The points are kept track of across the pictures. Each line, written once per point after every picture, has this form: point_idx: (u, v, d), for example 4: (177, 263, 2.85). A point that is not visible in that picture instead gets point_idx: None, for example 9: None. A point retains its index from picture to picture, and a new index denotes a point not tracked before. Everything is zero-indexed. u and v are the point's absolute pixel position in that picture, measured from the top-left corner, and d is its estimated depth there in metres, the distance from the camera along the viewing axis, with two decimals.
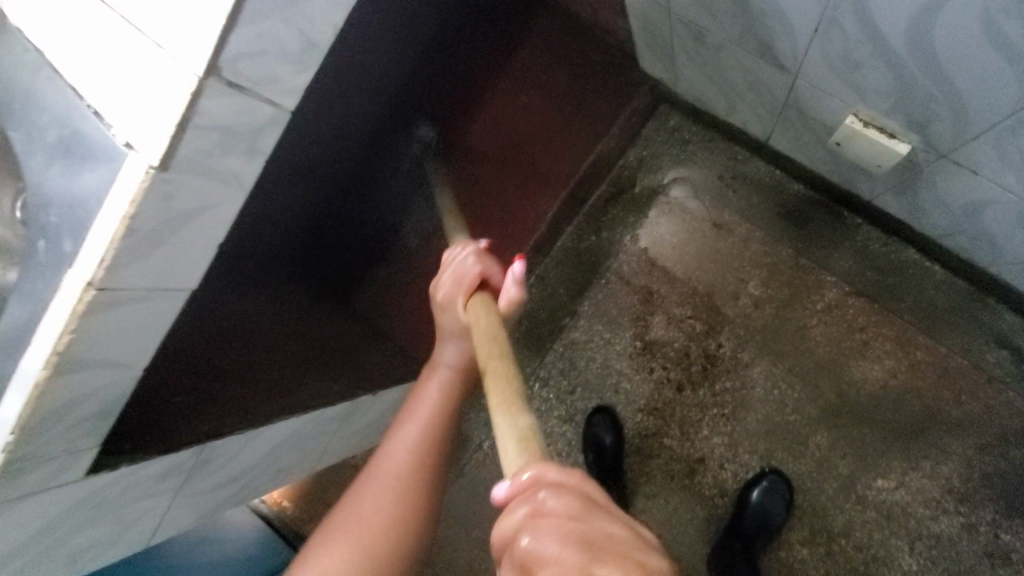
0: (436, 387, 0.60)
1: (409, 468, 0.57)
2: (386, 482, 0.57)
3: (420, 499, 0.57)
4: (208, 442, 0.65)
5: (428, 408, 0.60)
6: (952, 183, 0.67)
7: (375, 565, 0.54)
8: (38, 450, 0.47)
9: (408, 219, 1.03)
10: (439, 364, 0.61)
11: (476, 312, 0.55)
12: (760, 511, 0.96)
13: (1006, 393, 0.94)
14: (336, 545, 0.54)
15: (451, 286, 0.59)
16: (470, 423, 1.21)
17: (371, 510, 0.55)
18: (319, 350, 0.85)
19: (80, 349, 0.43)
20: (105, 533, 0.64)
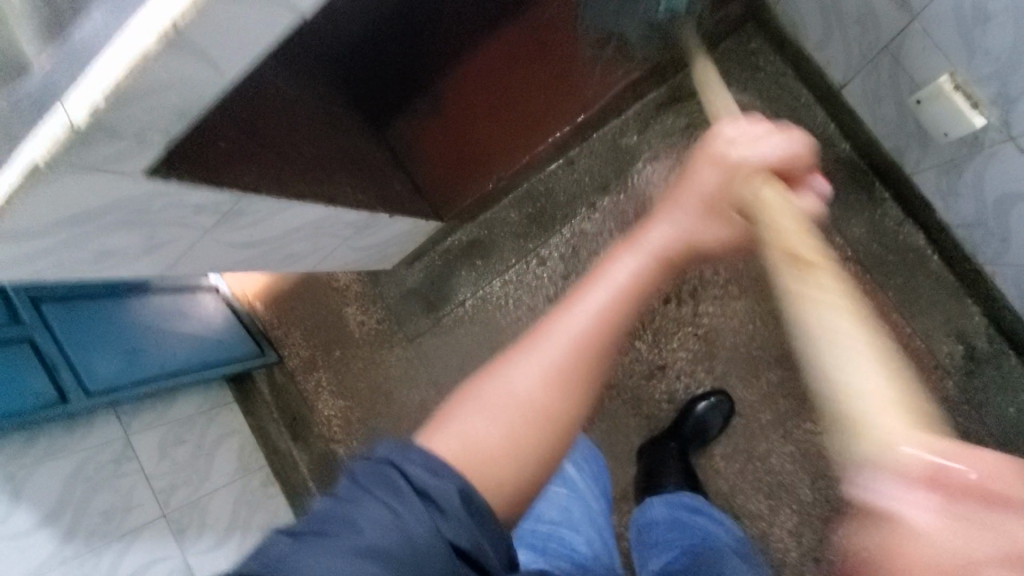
0: (617, 287, 0.47)
1: (593, 343, 0.45)
2: (557, 360, 0.44)
3: (589, 379, 0.45)
4: (247, 194, 0.67)
5: (620, 288, 0.47)
6: (1004, 168, 0.70)
7: (520, 437, 0.43)
8: (120, 125, 0.47)
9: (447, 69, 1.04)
10: (656, 228, 0.50)
11: (771, 197, 0.51)
12: (701, 421, 1.08)
13: (945, 382, 1.02)
14: (484, 413, 0.43)
15: (731, 152, 0.53)
16: (461, 278, 1.31)
17: (532, 380, 0.44)
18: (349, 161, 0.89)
19: (195, 33, 0.43)
20: (135, 243, 0.66)
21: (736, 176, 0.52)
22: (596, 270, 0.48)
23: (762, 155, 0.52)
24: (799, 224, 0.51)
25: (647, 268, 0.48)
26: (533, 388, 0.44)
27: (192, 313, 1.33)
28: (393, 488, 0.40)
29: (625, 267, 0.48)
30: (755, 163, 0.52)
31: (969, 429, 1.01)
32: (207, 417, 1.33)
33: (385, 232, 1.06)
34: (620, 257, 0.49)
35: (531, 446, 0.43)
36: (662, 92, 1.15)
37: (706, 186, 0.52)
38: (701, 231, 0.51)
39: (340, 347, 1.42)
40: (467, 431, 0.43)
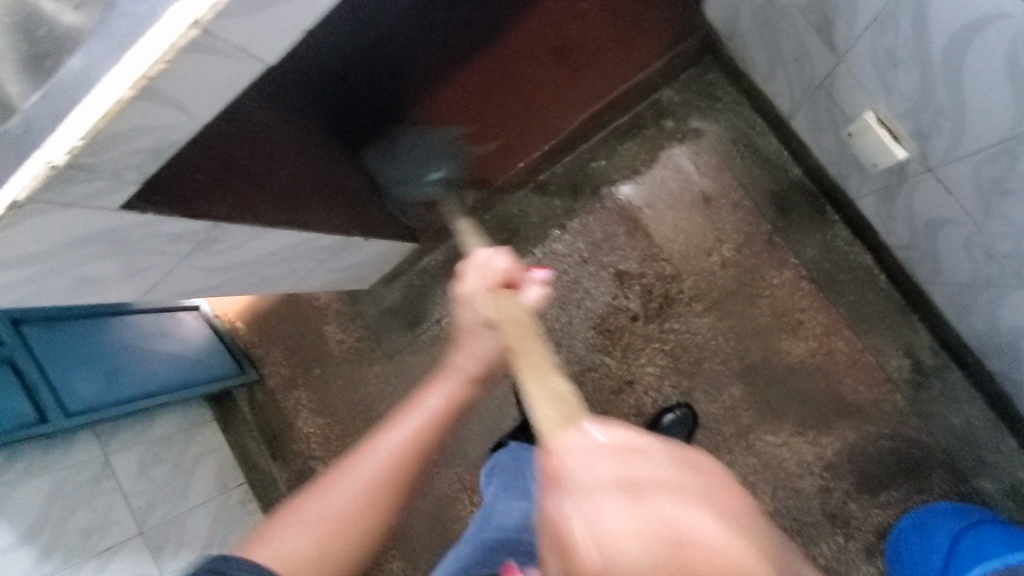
0: (416, 424, 0.61)
1: (396, 468, 0.60)
2: (367, 480, 0.59)
3: (386, 502, 0.59)
4: (221, 223, 0.71)
5: (422, 418, 0.62)
6: (925, 196, 0.76)
7: (329, 550, 0.57)
8: (98, 164, 0.51)
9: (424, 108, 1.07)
10: (457, 363, 0.64)
11: (508, 305, 0.61)
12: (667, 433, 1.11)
13: (894, 393, 1.08)
14: (299, 529, 0.57)
15: (477, 282, 0.65)
16: (436, 297, 1.35)
17: (350, 498, 0.58)
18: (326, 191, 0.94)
19: (167, 83, 0.47)
20: (113, 272, 0.68)
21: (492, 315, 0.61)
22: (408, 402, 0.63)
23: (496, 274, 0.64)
24: (531, 334, 0.55)
25: (450, 399, 0.63)
26: (348, 505, 0.58)
27: (173, 333, 1.36)
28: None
29: (431, 401, 0.63)
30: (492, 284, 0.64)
31: (919, 438, 1.06)
32: (185, 435, 1.35)
33: (360, 253, 1.10)
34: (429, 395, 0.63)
35: (341, 553, 0.57)
36: (627, 119, 1.21)
37: (474, 316, 0.64)
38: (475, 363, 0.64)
39: (319, 366, 1.45)
40: (288, 542, 0.56)
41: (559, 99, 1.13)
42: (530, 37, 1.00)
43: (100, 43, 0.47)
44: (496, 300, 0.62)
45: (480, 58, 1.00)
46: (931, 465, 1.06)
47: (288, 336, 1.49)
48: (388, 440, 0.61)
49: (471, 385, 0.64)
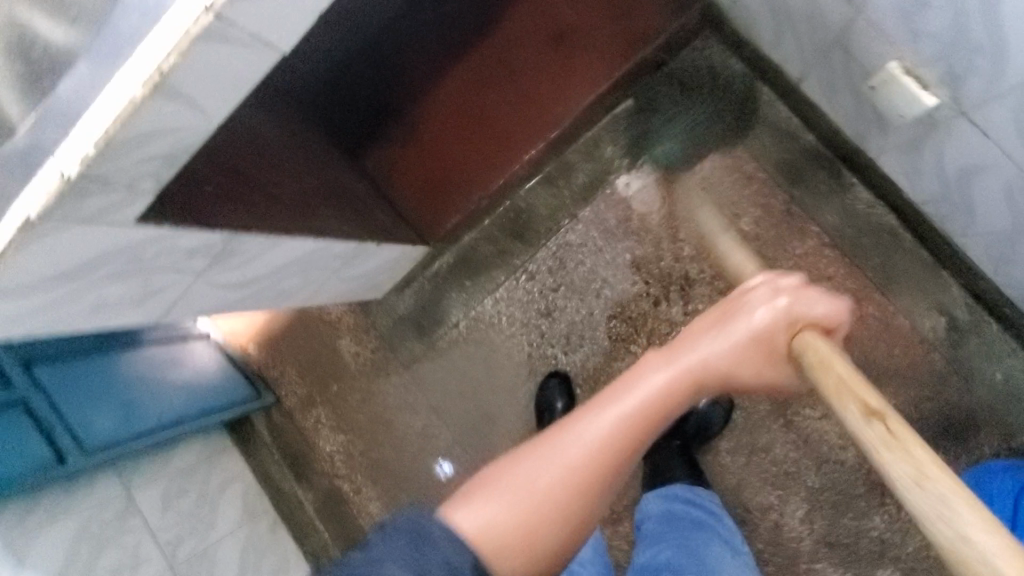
0: (625, 408, 0.61)
1: (605, 455, 0.59)
2: (572, 459, 0.58)
3: (590, 493, 0.58)
4: (237, 234, 0.68)
5: (649, 397, 0.62)
6: (958, 144, 0.74)
7: (529, 525, 0.55)
8: (111, 174, 0.48)
9: (413, 105, 1.16)
10: (683, 360, 0.65)
11: (814, 345, 0.65)
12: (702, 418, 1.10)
13: (932, 354, 1.05)
14: (502, 499, 0.55)
15: (767, 311, 0.67)
16: (451, 300, 1.32)
17: (555, 479, 0.57)
18: (329, 197, 0.92)
19: (180, 78, 0.44)
20: (129, 294, 0.65)
21: (796, 323, 0.67)
22: (632, 375, 0.64)
23: (783, 309, 0.67)
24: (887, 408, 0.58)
25: (665, 393, 0.63)
26: (553, 481, 0.57)
27: (186, 361, 1.33)
28: (426, 537, 0.50)
29: (652, 380, 0.63)
30: (808, 317, 0.67)
31: (961, 398, 1.04)
32: (209, 464, 1.31)
33: (374, 261, 1.07)
34: (648, 373, 0.64)
35: (538, 536, 0.55)
36: (631, 102, 1.17)
37: (754, 326, 0.66)
38: (741, 361, 0.67)
39: (337, 382, 1.42)
40: (488, 513, 0.54)
41: (551, 89, 1.12)
42: (513, 27, 1.11)
43: (105, 42, 0.45)
44: (801, 334, 0.66)
45: (473, 50, 1.12)
46: (977, 426, 1.03)
47: (300, 354, 1.45)
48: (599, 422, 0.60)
49: (689, 386, 0.65)
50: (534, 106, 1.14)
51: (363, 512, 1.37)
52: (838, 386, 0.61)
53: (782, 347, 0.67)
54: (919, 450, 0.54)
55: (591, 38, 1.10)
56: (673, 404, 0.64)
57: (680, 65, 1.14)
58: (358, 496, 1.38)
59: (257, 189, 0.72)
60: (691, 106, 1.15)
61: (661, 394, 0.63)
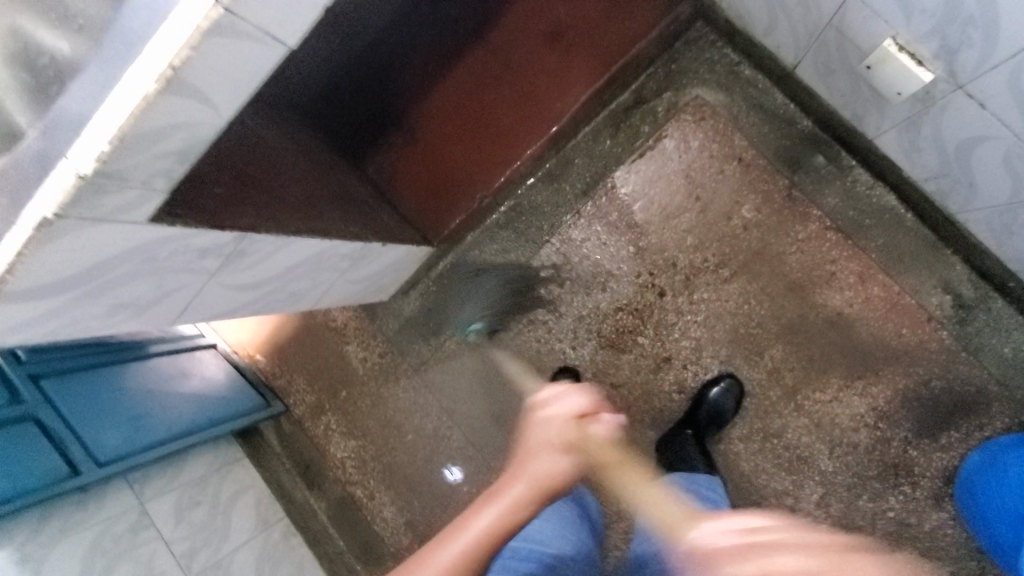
0: (461, 548, 0.59)
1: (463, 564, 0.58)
2: None
3: None
4: (248, 233, 0.69)
5: (480, 530, 0.60)
6: (956, 118, 0.75)
7: None
8: (127, 171, 0.48)
9: (411, 108, 1.17)
10: (510, 489, 0.62)
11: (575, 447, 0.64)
12: (714, 406, 1.10)
13: (940, 331, 1.06)
14: None
15: (556, 414, 0.68)
16: (456, 301, 1.33)
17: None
18: (333, 198, 0.93)
19: (191, 73, 0.45)
20: (143, 296, 0.65)
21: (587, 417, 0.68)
22: (462, 518, 0.62)
23: (575, 409, 0.69)
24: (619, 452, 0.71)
25: (500, 519, 0.61)
26: None
27: (193, 371, 1.33)
28: None
29: (483, 520, 0.61)
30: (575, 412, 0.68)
31: (970, 374, 1.04)
32: (221, 475, 1.31)
33: (379, 262, 1.07)
34: (479, 516, 0.61)
35: None
36: (628, 95, 1.19)
37: (545, 428, 0.67)
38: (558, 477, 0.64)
39: (346, 388, 1.42)
40: None
41: (547, 86, 1.14)
42: (508, 26, 1.11)
43: (115, 40, 0.45)
44: (589, 426, 0.68)
45: (469, 50, 1.12)
46: (986, 400, 1.04)
47: (308, 361, 1.46)
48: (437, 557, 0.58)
49: (523, 510, 0.62)
50: (531, 103, 1.15)
51: (377, 516, 1.37)
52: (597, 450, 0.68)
53: (575, 441, 0.66)
54: (665, 505, 0.69)
55: (584, 34, 1.11)
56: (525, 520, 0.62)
57: (675, 58, 1.16)
58: (371, 501, 1.38)
59: (263, 189, 0.73)
60: (689, 95, 1.16)
61: (493, 530, 0.60)
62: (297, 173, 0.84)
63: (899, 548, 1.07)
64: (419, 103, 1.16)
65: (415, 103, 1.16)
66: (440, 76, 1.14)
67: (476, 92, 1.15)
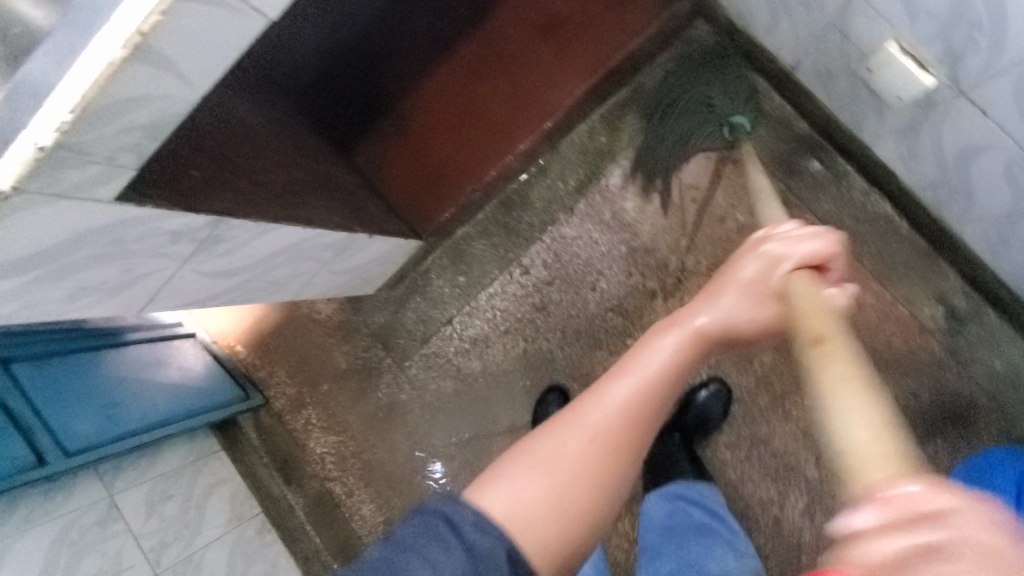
0: (652, 359, 0.50)
1: (616, 434, 0.47)
2: (567, 456, 0.46)
3: (585, 516, 0.46)
4: (225, 218, 0.66)
5: (626, 401, 0.48)
6: (957, 125, 0.74)
7: (553, 517, 0.44)
8: (90, 145, 0.46)
9: (404, 99, 1.15)
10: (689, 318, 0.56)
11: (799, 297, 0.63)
12: (700, 412, 1.10)
13: (931, 342, 1.05)
14: (532, 466, 0.46)
15: (761, 269, 0.65)
16: (443, 295, 1.30)
17: (580, 443, 0.47)
18: (314, 187, 0.90)
19: (162, 41, 0.42)
20: (111, 280, 0.62)
21: (783, 265, 0.64)
22: (637, 347, 0.52)
23: (785, 259, 0.64)
24: (827, 318, 0.60)
25: (681, 350, 0.51)
26: (540, 491, 0.45)
27: (171, 361, 1.30)
28: (442, 537, 0.42)
29: (668, 344, 0.51)
30: (793, 259, 0.65)
31: (960, 386, 1.04)
32: (195, 468, 1.27)
33: (366, 254, 1.04)
34: (652, 352, 0.51)
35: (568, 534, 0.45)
36: (625, 93, 1.17)
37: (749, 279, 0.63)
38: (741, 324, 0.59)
39: (328, 382, 1.39)
40: (518, 481, 0.45)
41: (541, 80, 1.11)
42: (504, 18, 1.10)
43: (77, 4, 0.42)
44: (790, 276, 0.64)
45: (464, 40, 1.11)
46: (976, 412, 1.03)
47: (289, 353, 1.42)
48: (596, 411, 0.48)
49: (696, 343, 0.54)
50: (524, 97, 1.12)
51: (356, 514, 1.34)
52: (811, 323, 0.61)
53: (774, 285, 0.63)
54: (876, 415, 0.53)
55: (581, 29, 1.09)
56: (691, 363, 0.52)
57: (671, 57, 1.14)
58: (350, 497, 1.35)
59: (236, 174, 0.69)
60: None
61: (629, 406, 0.48)
62: (280, 159, 0.81)
63: None
64: (411, 93, 1.14)
65: (408, 93, 1.14)
66: (432, 67, 1.12)
67: (469, 83, 1.13)
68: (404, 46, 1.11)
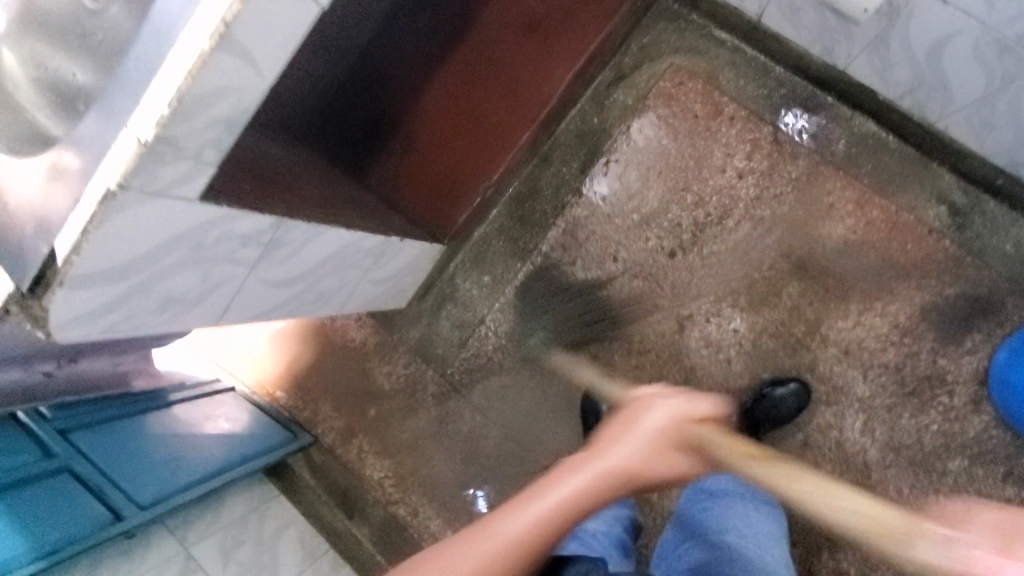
0: (564, 491, 0.58)
1: (514, 554, 0.55)
2: (485, 555, 0.54)
3: None
4: (285, 220, 0.69)
5: (540, 522, 0.56)
6: (923, 20, 0.82)
7: None
8: (181, 138, 0.50)
9: (405, 118, 1.18)
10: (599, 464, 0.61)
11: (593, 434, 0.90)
12: (771, 403, 1.10)
13: (943, 242, 1.10)
14: (446, 558, 0.53)
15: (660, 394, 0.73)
16: (472, 297, 1.34)
17: (486, 551, 0.54)
18: (340, 201, 0.93)
19: (240, 27, 0.47)
20: (191, 290, 0.66)
21: (682, 423, 0.70)
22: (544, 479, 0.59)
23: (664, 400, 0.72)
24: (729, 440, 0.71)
25: (580, 489, 0.59)
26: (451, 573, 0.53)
27: (218, 416, 1.31)
28: None
29: (568, 486, 0.58)
30: (689, 416, 0.71)
31: (981, 277, 1.09)
32: (259, 513, 1.27)
33: (399, 260, 1.08)
34: (564, 483, 0.59)
35: None
36: (609, 73, 1.25)
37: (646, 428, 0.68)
38: (645, 463, 0.64)
39: (373, 407, 1.40)
40: None
41: (530, 75, 1.17)
42: (486, 28, 1.16)
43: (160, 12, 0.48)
44: (698, 426, 0.71)
45: (453, 54, 1.16)
46: (1001, 298, 1.08)
47: (330, 388, 1.43)
48: (512, 523, 0.56)
49: (614, 483, 0.61)
50: (518, 93, 1.17)
51: (424, 533, 1.33)
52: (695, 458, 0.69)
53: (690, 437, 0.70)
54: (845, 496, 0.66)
55: (561, 21, 1.15)
56: (593, 508, 0.60)
57: (644, 34, 1.23)
58: (416, 518, 1.34)
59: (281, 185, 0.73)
60: (663, 65, 1.22)
61: (534, 530, 0.56)
62: (306, 183, 0.86)
63: (949, 458, 1.09)
64: (410, 111, 1.18)
65: (407, 112, 1.18)
66: (425, 84, 1.17)
67: (462, 90, 1.17)
68: (396, 71, 1.18)
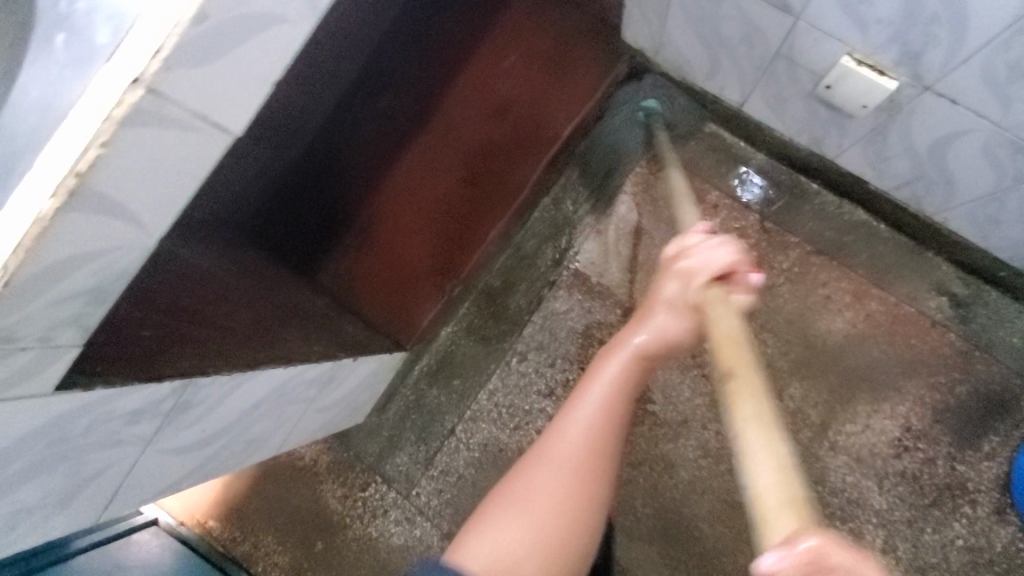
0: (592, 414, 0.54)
1: (579, 463, 0.52)
2: (568, 455, 0.53)
3: (594, 483, 0.53)
4: (194, 377, 0.57)
5: (607, 388, 0.55)
6: (927, 117, 0.75)
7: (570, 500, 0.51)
8: (17, 324, 0.40)
9: (360, 212, 1.05)
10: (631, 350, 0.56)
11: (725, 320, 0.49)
12: None
13: (948, 335, 1.03)
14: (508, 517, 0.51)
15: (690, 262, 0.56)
16: (440, 403, 1.18)
17: (549, 491, 0.51)
18: (287, 310, 0.78)
19: (102, 180, 0.37)
20: (54, 489, 0.53)
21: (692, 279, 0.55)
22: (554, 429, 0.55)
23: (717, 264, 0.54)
24: (739, 345, 0.46)
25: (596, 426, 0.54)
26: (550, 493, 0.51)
27: (133, 561, 1.07)
28: None
29: (612, 368, 0.56)
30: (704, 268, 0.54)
31: (991, 373, 1.01)
32: None
33: (351, 380, 0.92)
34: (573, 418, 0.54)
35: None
36: (581, 158, 1.15)
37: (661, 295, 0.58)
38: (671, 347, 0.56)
39: (325, 536, 1.19)
40: (504, 540, 0.49)
41: (501, 159, 1.07)
42: (454, 113, 1.06)
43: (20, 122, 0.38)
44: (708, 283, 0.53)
45: (414, 141, 1.05)
46: (1015, 396, 1.00)
47: (273, 510, 1.22)
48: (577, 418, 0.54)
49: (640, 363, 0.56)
50: (487, 179, 1.07)
51: None
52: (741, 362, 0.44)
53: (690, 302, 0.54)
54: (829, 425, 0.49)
55: (529, 107, 1.07)
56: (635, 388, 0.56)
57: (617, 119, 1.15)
58: None
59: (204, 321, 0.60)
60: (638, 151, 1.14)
61: (596, 422, 0.54)
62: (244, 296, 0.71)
63: None
64: (366, 201, 1.05)
65: (364, 204, 1.05)
66: (383, 173, 1.05)
67: (426, 177, 1.06)
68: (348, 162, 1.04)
